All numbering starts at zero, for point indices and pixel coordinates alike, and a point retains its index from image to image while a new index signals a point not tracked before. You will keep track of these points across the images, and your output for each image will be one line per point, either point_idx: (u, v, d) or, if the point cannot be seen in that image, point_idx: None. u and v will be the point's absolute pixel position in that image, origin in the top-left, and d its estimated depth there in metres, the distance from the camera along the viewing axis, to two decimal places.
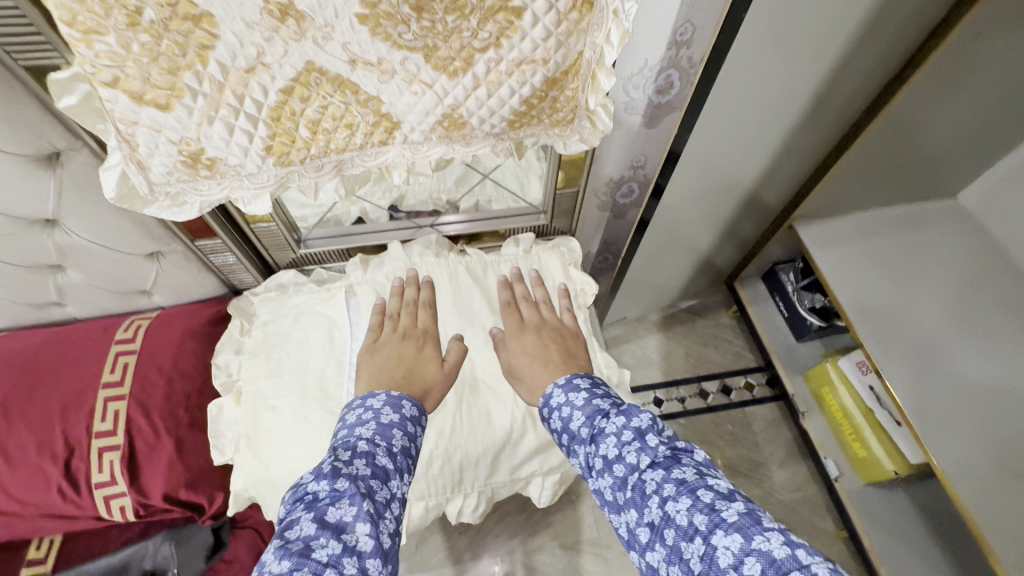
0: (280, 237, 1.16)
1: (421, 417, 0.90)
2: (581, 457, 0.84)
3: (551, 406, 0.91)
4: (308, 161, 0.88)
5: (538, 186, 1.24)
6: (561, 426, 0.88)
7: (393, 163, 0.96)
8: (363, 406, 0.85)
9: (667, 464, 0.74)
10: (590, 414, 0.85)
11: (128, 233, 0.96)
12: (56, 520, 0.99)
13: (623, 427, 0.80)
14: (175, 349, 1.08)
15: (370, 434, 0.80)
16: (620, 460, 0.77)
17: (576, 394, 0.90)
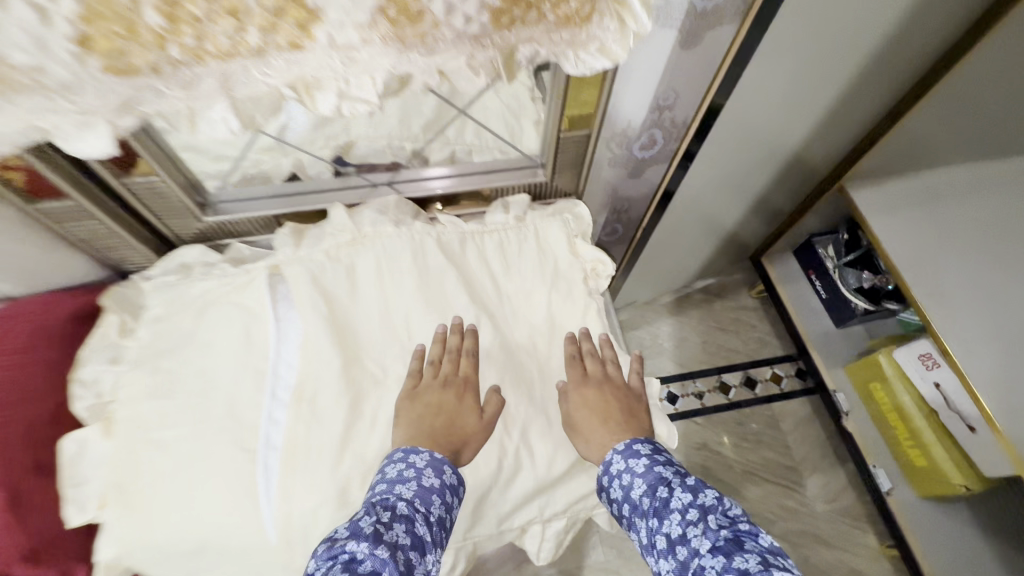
0: (174, 200, 0.83)
1: (463, 489, 0.72)
2: (640, 534, 0.68)
3: (607, 470, 0.75)
4: (165, 71, 0.53)
5: (537, 131, 0.91)
6: (619, 497, 0.72)
7: (316, 82, 0.61)
8: (407, 458, 0.69)
9: (730, 550, 0.57)
10: (652, 483, 0.69)
11: None
12: None
13: (687, 503, 0.64)
14: (19, 358, 0.76)
15: (411, 496, 0.64)
16: (684, 543, 0.61)
17: (636, 458, 0.73)
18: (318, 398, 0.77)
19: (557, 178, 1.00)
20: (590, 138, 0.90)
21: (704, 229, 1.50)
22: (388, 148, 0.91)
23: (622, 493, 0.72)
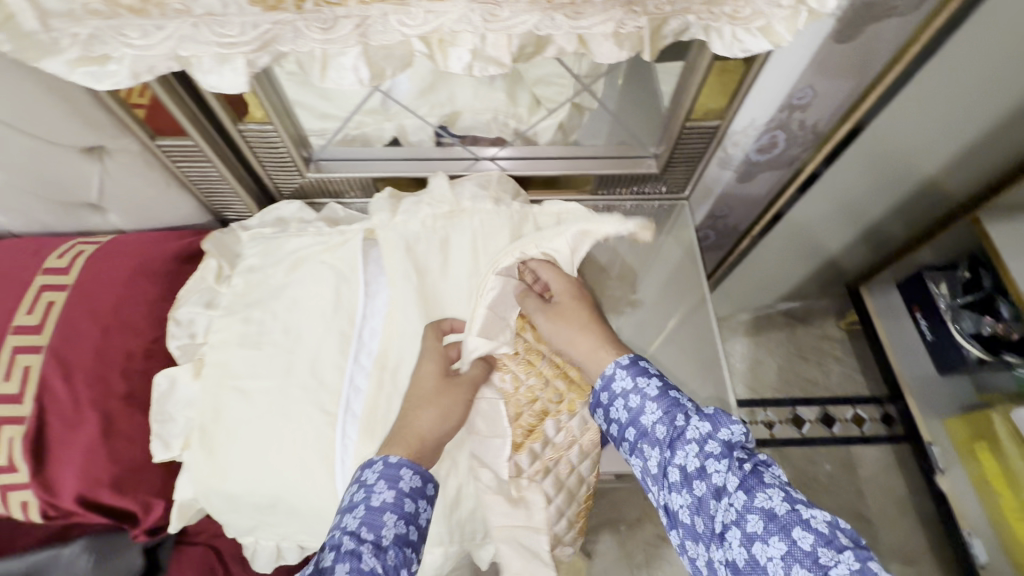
0: (284, 152, 0.82)
1: (431, 486, 0.64)
2: (644, 460, 0.64)
3: (608, 386, 0.67)
4: (308, 7, 0.51)
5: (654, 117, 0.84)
6: (623, 418, 0.66)
7: (453, 34, 0.58)
8: (360, 479, 0.62)
9: (750, 484, 0.55)
10: (667, 409, 0.62)
11: (47, 111, 0.63)
12: None
13: (707, 434, 0.59)
14: (121, 289, 0.76)
15: (358, 522, 0.56)
16: (702, 478, 0.57)
17: (645, 379, 0.65)
18: (401, 370, 0.75)
19: (668, 173, 0.92)
20: (717, 131, 0.82)
21: (805, 253, 1.38)
22: (495, 122, 0.86)
23: (627, 415, 0.65)
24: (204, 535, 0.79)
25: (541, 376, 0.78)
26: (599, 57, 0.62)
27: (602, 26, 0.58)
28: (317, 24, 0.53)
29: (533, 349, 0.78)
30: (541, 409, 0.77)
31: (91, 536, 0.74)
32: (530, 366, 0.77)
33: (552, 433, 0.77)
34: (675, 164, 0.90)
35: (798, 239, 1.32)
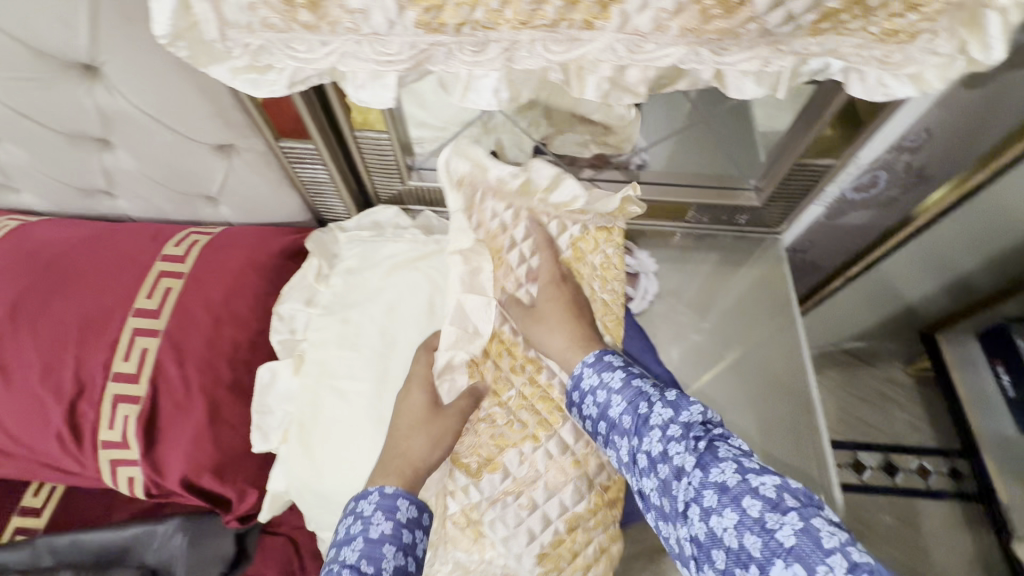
0: (392, 161, 0.83)
1: (426, 516, 0.64)
2: (617, 451, 0.62)
3: (578, 386, 0.67)
4: (466, 31, 0.53)
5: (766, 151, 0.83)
6: (595, 414, 0.65)
7: (593, 63, 0.58)
8: (356, 509, 0.62)
9: (705, 461, 0.54)
10: (630, 399, 0.61)
11: (192, 109, 0.66)
12: (54, 472, 0.75)
13: (667, 417, 0.58)
14: (231, 281, 0.79)
15: (358, 556, 0.56)
16: (664, 461, 0.55)
17: (609, 373, 0.65)
18: None
19: (768, 209, 0.90)
20: (829, 170, 0.80)
21: (880, 300, 1.32)
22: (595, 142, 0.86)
23: (597, 410, 0.64)
24: (285, 527, 0.80)
25: (512, 405, 0.74)
26: (733, 92, 0.62)
27: (746, 64, 0.58)
28: (470, 47, 0.55)
29: (501, 380, 0.74)
30: (501, 439, 0.72)
31: (185, 515, 0.77)
32: (497, 397, 0.73)
33: (513, 466, 0.72)
34: (776, 200, 0.88)
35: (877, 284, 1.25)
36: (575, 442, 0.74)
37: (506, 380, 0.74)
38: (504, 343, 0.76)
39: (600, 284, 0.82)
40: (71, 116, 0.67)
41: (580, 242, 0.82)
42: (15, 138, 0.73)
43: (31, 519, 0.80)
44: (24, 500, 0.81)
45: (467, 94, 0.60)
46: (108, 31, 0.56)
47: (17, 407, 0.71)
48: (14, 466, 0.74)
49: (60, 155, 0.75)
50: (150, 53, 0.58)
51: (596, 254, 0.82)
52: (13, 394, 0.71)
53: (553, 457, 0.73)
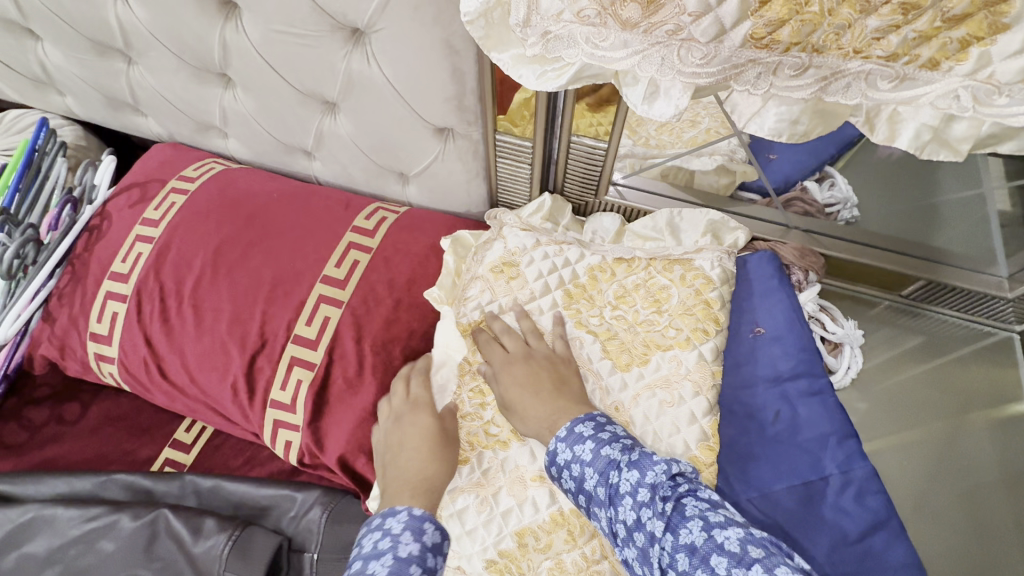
0: (596, 172, 0.78)
1: (449, 546, 0.57)
2: (599, 524, 0.55)
3: (552, 461, 0.60)
4: (789, 55, 0.46)
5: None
6: (572, 488, 0.58)
7: (918, 108, 0.50)
8: (383, 526, 0.56)
9: (673, 520, 0.49)
10: (603, 470, 0.55)
11: (434, 90, 0.63)
12: (215, 416, 0.77)
13: (636, 481, 0.53)
14: (416, 266, 0.78)
15: (384, 575, 0.50)
16: (641, 531, 0.50)
17: (581, 444, 0.58)
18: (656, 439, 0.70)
19: (1013, 303, 0.80)
20: None
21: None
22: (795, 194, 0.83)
23: (573, 484, 0.58)
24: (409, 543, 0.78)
25: (493, 408, 0.71)
26: None
27: None
28: (788, 70, 0.48)
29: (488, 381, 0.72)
30: (474, 437, 0.70)
31: (323, 489, 0.76)
32: (480, 396, 0.71)
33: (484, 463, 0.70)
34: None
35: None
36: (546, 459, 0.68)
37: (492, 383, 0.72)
38: None
39: (611, 312, 0.75)
40: (317, 76, 0.66)
41: (597, 270, 0.77)
42: (249, 88, 0.74)
43: (180, 454, 0.82)
44: (176, 433, 0.84)
45: (751, 119, 0.53)
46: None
47: (203, 348, 0.72)
48: (185, 401, 0.76)
49: (288, 112, 0.75)
50: (421, 28, 0.56)
51: (612, 284, 0.76)
52: (202, 334, 0.73)
53: (521, 466, 0.69)
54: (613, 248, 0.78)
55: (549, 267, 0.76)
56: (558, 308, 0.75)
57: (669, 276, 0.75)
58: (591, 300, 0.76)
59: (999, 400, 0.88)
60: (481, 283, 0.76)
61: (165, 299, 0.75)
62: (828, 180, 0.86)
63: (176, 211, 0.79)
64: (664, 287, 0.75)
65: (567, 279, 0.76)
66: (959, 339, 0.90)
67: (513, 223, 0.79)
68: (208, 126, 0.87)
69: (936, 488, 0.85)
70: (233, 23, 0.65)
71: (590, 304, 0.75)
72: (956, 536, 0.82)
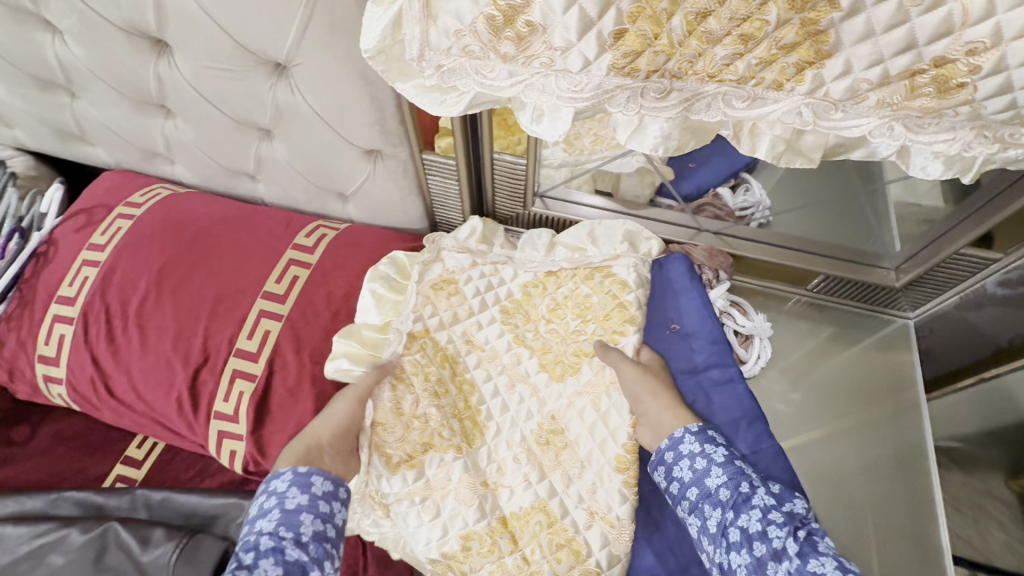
0: (521, 186, 0.84)
1: (344, 489, 0.64)
2: (703, 521, 0.60)
3: (675, 447, 0.65)
4: (652, 80, 0.53)
5: (917, 235, 0.83)
6: (685, 479, 0.63)
7: (771, 123, 0.56)
8: (269, 488, 0.61)
9: (803, 549, 0.52)
10: (733, 474, 0.60)
11: (357, 116, 0.69)
12: (162, 430, 0.80)
13: (768, 503, 0.57)
14: (354, 279, 0.83)
15: (276, 526, 0.56)
16: (763, 540, 0.53)
17: (713, 446, 0.64)
18: (579, 433, 0.76)
19: (904, 292, 0.91)
20: (990, 264, 0.78)
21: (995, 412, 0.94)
22: (708, 200, 0.90)
23: (691, 475, 0.63)
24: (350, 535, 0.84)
25: (445, 411, 0.75)
26: (914, 171, 0.57)
27: (942, 145, 0.54)
28: (653, 94, 0.54)
29: (444, 384, 0.77)
30: (429, 439, 0.73)
31: None
32: (435, 397, 0.75)
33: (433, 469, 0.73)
34: (919, 286, 0.88)
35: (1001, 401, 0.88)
36: (489, 466, 0.75)
37: (448, 387, 0.77)
38: (447, 357, 0.79)
39: (546, 326, 0.82)
40: (248, 106, 0.71)
41: (532, 286, 0.84)
42: (188, 118, 0.78)
43: (131, 469, 0.85)
44: (127, 450, 0.86)
45: (632, 137, 0.58)
46: (312, 39, 0.59)
47: (148, 365, 0.76)
48: (133, 417, 0.79)
49: (226, 139, 0.80)
50: (337, 63, 0.61)
51: (545, 298, 0.83)
52: (148, 352, 0.76)
53: (467, 472, 0.73)
54: (542, 263, 0.84)
55: (485, 286, 0.83)
56: (496, 322, 0.82)
57: (590, 285, 0.82)
58: (527, 315, 0.83)
59: (899, 387, 0.99)
60: (421, 297, 0.81)
61: (110, 320, 0.78)
62: (742, 185, 0.92)
63: (122, 236, 0.83)
64: (587, 296, 0.82)
65: (502, 297, 0.83)
66: (869, 327, 1.02)
67: (452, 247, 0.85)
68: (154, 154, 0.91)
69: (855, 469, 0.95)
70: (165, 59, 0.69)
71: (526, 319, 0.83)
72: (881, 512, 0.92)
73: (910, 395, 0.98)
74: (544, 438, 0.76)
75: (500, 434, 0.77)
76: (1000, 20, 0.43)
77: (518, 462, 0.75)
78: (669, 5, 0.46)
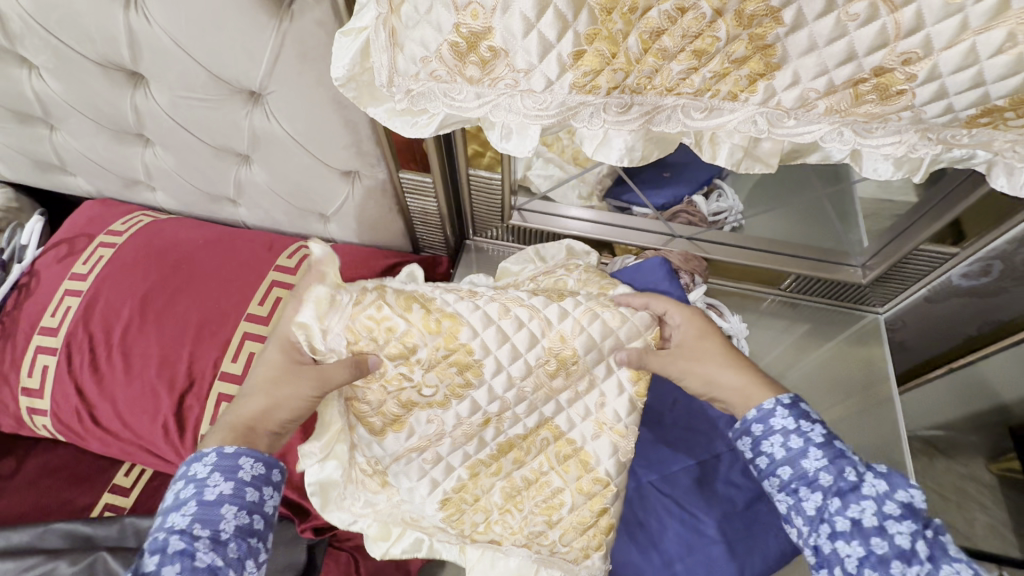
0: (498, 200, 0.87)
1: (278, 472, 0.57)
2: (798, 502, 0.54)
3: (766, 421, 0.57)
4: (614, 96, 0.55)
5: (888, 227, 0.86)
6: (778, 457, 0.56)
7: (729, 133, 0.59)
8: (188, 472, 0.53)
9: (931, 552, 0.48)
10: (835, 458, 0.53)
11: (334, 139, 0.70)
12: (149, 456, 0.80)
13: (880, 493, 0.50)
14: None
15: (189, 521, 0.50)
16: (883, 536, 0.48)
17: (810, 424, 0.56)
18: None
19: (874, 288, 0.94)
20: (950, 258, 0.82)
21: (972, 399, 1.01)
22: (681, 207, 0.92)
23: (784, 454, 0.55)
24: (348, 543, 0.88)
25: (423, 368, 0.62)
26: (866, 173, 0.60)
27: (890, 148, 0.56)
28: (615, 108, 0.56)
29: (411, 339, 0.61)
30: (409, 399, 0.63)
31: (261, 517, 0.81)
32: (404, 357, 0.61)
33: (422, 424, 0.65)
34: (886, 281, 0.92)
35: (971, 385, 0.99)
36: (489, 404, 0.64)
37: (416, 338, 0.61)
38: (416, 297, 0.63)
39: None
40: (225, 133, 0.73)
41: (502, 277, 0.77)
42: (166, 146, 0.79)
43: (120, 498, 0.85)
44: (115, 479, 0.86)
45: (598, 148, 0.60)
46: (283, 66, 0.61)
47: (132, 392, 0.76)
48: (119, 445, 0.80)
49: (204, 165, 0.81)
50: (309, 88, 0.63)
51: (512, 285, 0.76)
52: (132, 380, 0.77)
53: (463, 419, 0.65)
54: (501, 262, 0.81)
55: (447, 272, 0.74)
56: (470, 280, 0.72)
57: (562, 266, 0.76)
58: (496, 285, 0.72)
59: (871, 383, 1.02)
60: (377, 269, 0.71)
61: (94, 349, 0.78)
62: (715, 192, 0.93)
63: (104, 264, 0.84)
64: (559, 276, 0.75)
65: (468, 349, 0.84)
66: (842, 323, 1.04)
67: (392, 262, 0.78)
68: (134, 182, 0.92)
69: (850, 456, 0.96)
70: (141, 91, 0.71)
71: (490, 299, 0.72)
72: None
73: (884, 390, 1.01)
74: (554, 365, 0.65)
75: (500, 370, 0.64)
76: (929, 32, 0.46)
77: (524, 394, 0.65)
78: (624, 25, 0.48)
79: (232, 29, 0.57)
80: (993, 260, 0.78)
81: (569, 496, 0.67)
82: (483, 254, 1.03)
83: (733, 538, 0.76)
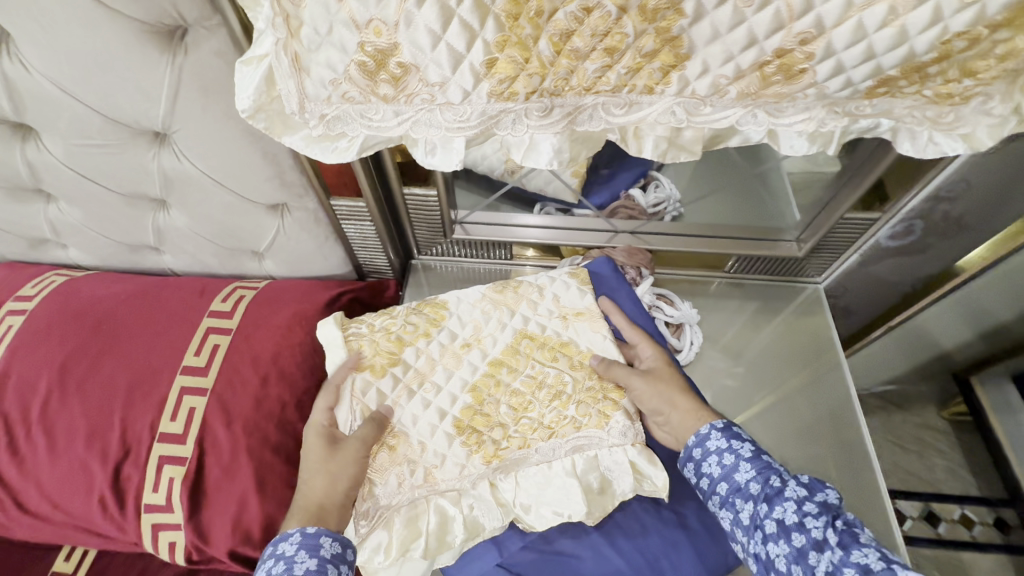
0: (437, 215, 0.85)
1: (351, 552, 0.64)
2: (736, 514, 0.62)
3: (703, 444, 0.67)
4: (534, 100, 0.54)
5: (816, 198, 0.90)
6: (714, 475, 0.65)
7: (651, 125, 0.60)
8: (276, 552, 0.60)
9: (844, 540, 0.53)
10: (761, 469, 0.62)
11: (255, 173, 0.67)
12: (89, 537, 0.73)
13: (801, 495, 0.58)
14: (280, 335, 0.79)
15: None
16: (800, 530, 0.55)
17: (739, 441, 0.66)
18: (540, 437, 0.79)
19: (811, 259, 0.98)
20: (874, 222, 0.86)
21: (914, 348, 1.08)
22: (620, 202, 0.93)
23: (720, 471, 0.65)
24: None
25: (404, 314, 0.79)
26: (785, 150, 0.63)
27: (802, 125, 0.59)
28: (537, 113, 0.56)
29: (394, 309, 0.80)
30: (398, 340, 0.76)
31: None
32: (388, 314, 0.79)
33: (414, 360, 0.76)
34: (820, 252, 0.96)
35: (914, 336, 1.05)
36: (464, 329, 0.79)
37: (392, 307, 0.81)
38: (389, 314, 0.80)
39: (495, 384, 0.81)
40: (133, 178, 0.68)
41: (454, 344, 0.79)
42: (70, 200, 0.74)
43: None
44: (53, 566, 0.78)
45: (528, 154, 0.60)
46: (186, 102, 0.58)
47: (62, 470, 0.70)
48: (52, 529, 0.72)
49: (116, 214, 0.76)
50: (218, 122, 0.60)
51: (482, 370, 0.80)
52: (59, 456, 0.70)
53: (447, 346, 0.78)
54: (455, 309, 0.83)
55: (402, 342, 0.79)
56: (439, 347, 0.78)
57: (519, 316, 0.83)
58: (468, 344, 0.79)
59: (820, 351, 1.05)
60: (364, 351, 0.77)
61: (12, 429, 0.71)
62: (652, 183, 0.94)
63: (14, 334, 0.76)
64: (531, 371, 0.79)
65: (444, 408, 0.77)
66: (785, 298, 1.08)
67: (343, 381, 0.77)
68: (41, 240, 0.85)
69: (804, 424, 1.00)
70: (32, 142, 0.65)
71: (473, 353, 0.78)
72: (826, 456, 0.97)
73: (831, 357, 1.04)
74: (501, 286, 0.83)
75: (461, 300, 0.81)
76: (819, 12, 0.48)
77: (487, 313, 0.80)
78: (532, 30, 0.48)
79: (121, 67, 0.54)
80: (914, 219, 0.83)
81: (569, 377, 0.77)
82: (431, 272, 1.02)
83: (715, 526, 0.78)
